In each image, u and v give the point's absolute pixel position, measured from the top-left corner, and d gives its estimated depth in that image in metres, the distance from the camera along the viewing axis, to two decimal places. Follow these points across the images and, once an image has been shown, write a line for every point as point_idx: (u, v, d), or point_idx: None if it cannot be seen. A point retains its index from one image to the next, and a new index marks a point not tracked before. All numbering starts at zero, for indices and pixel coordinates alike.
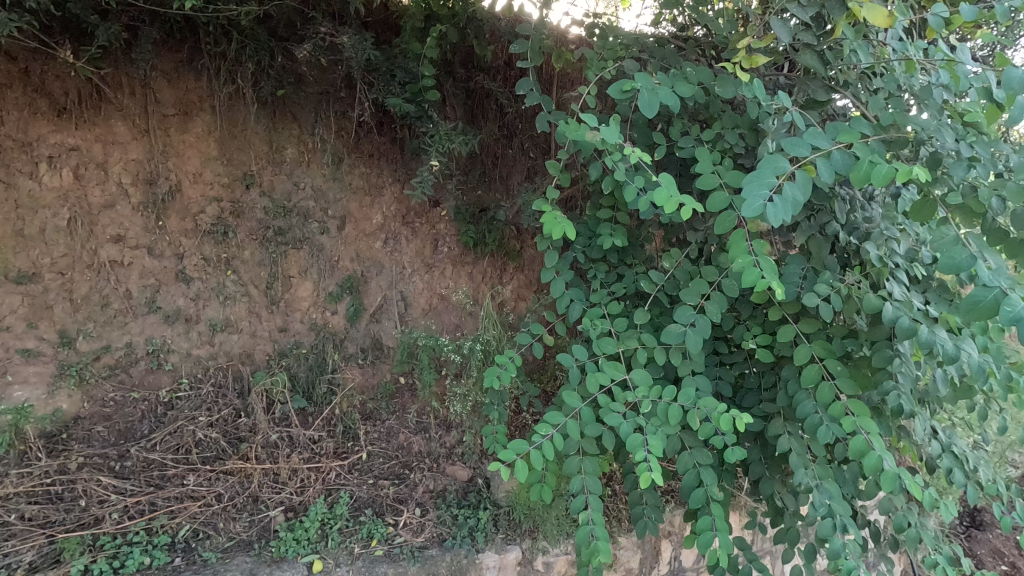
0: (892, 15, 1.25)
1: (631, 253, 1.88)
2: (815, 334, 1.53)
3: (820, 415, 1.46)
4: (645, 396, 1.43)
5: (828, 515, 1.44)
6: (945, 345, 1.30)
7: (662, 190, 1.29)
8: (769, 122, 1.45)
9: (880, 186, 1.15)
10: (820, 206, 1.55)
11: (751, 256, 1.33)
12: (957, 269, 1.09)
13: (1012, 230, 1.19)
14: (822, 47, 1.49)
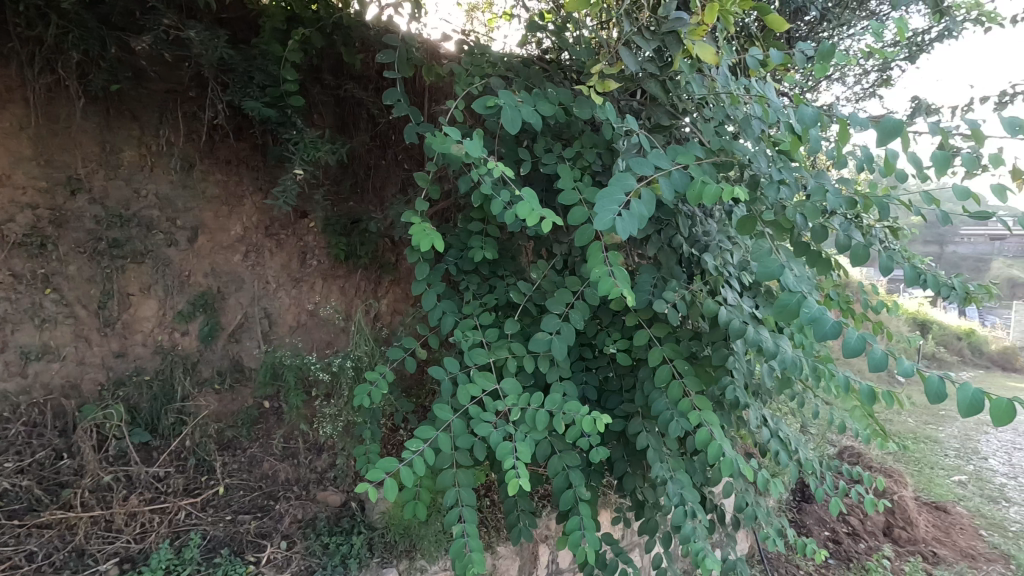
0: (719, 54, 1.43)
1: (502, 265, 1.93)
2: (666, 338, 1.68)
3: (671, 411, 1.59)
4: (514, 404, 1.46)
5: (680, 503, 1.57)
6: (767, 343, 1.49)
7: (524, 203, 1.33)
8: (621, 142, 1.57)
9: (711, 204, 1.29)
10: (667, 221, 1.72)
11: (608, 266, 1.42)
12: (771, 276, 1.26)
13: (812, 244, 1.40)
14: (663, 78, 1.66)
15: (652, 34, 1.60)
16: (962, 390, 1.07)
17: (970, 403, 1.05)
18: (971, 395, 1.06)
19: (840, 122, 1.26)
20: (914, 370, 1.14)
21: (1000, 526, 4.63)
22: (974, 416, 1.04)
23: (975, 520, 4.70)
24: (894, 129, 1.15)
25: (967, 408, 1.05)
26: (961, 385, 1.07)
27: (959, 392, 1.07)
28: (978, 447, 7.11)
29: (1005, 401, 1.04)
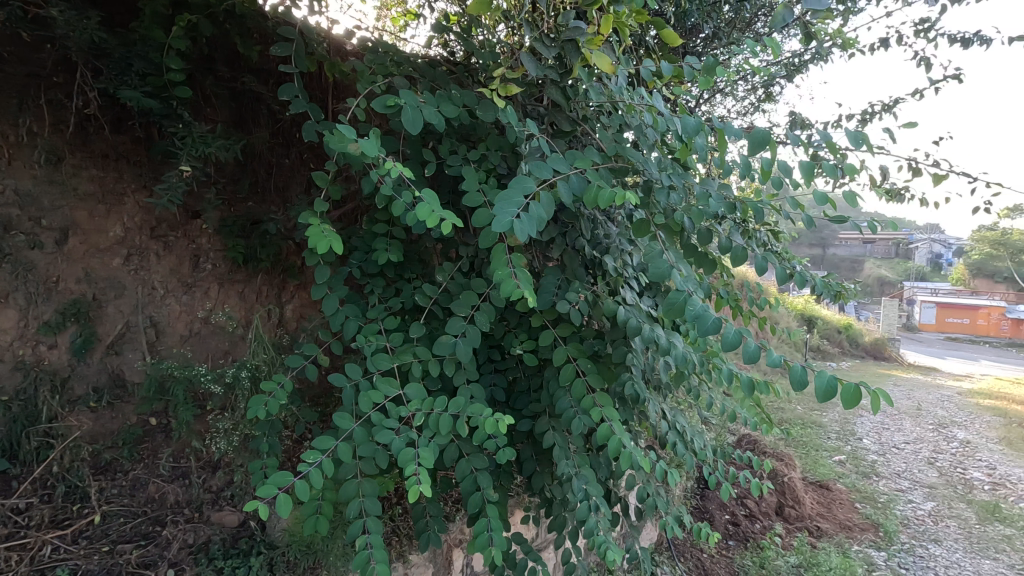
0: (614, 64, 1.49)
1: (409, 268, 1.90)
2: (570, 337, 1.72)
3: (574, 409, 1.64)
4: (418, 410, 1.44)
5: (585, 498, 1.61)
6: (662, 339, 1.57)
7: (425, 205, 1.31)
8: (523, 146, 1.59)
9: (606, 207, 1.33)
10: (570, 224, 1.77)
11: (510, 268, 1.43)
12: (661, 277, 1.33)
13: (698, 247, 1.49)
14: (564, 84, 1.72)
15: (552, 41, 1.64)
16: (820, 376, 1.18)
17: (827, 389, 1.17)
18: (828, 381, 1.17)
19: (718, 132, 1.36)
20: (781, 360, 1.25)
21: (871, 499, 5.19)
22: (829, 401, 1.15)
23: (851, 495, 5.23)
24: (763, 140, 1.26)
25: (824, 393, 1.16)
26: (819, 372, 1.19)
27: (817, 379, 1.18)
28: (853, 429, 7.94)
29: (854, 386, 1.16)
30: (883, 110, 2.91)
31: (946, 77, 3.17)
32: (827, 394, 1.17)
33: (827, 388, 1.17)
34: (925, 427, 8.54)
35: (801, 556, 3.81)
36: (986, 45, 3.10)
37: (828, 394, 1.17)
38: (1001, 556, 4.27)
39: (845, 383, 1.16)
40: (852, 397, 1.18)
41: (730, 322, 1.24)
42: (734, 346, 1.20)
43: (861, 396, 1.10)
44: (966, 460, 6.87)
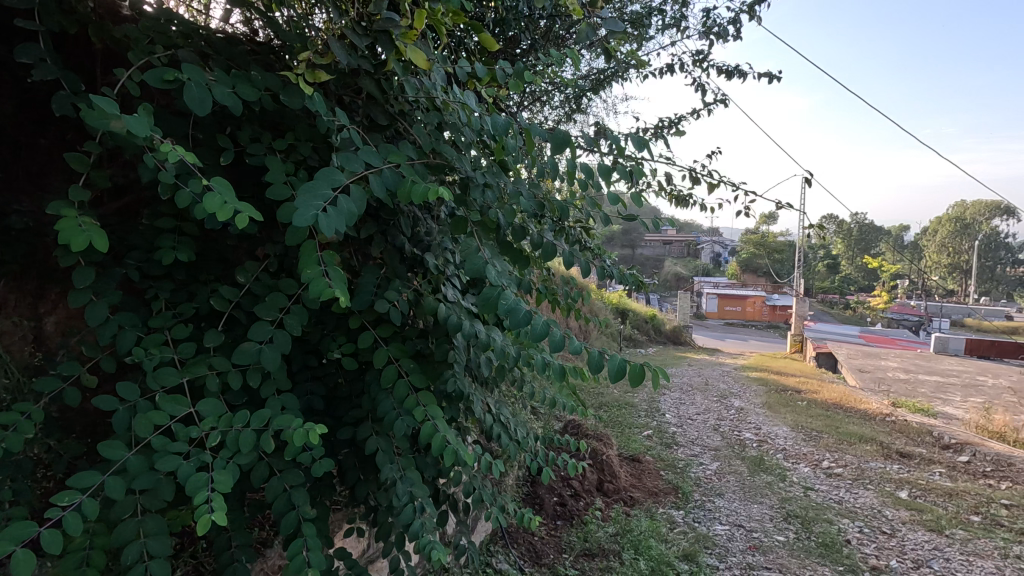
0: (429, 60, 1.47)
1: (204, 269, 1.67)
2: (391, 337, 1.67)
3: (397, 411, 1.59)
4: (213, 428, 1.26)
5: (409, 501, 1.56)
6: (481, 334, 1.60)
7: (214, 195, 1.16)
8: (334, 137, 1.50)
9: (419, 202, 1.30)
10: (389, 222, 1.72)
11: (322, 267, 1.33)
12: (476, 272, 1.36)
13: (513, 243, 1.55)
14: (377, 76, 1.66)
15: (364, 30, 1.57)
16: (612, 360, 1.29)
17: (618, 370, 1.28)
18: (619, 364, 1.29)
19: (525, 132, 1.44)
20: (582, 347, 1.34)
21: (672, 466, 5.97)
22: (620, 381, 1.26)
23: (657, 464, 5.97)
24: (562, 141, 1.37)
25: (615, 374, 1.27)
26: (612, 356, 1.30)
27: (611, 362, 1.29)
28: (658, 406, 9.07)
29: (639, 366, 1.29)
30: (670, 126, 3.35)
31: (715, 102, 3.76)
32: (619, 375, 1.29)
33: (619, 370, 1.29)
34: (711, 399, 10.10)
35: (617, 525, 4.22)
36: (742, 79, 3.75)
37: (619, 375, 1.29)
38: (765, 499, 5.23)
39: (632, 364, 1.28)
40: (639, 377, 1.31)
41: (539, 314, 1.31)
42: (542, 337, 1.26)
43: (644, 374, 1.22)
44: (740, 424, 8.27)
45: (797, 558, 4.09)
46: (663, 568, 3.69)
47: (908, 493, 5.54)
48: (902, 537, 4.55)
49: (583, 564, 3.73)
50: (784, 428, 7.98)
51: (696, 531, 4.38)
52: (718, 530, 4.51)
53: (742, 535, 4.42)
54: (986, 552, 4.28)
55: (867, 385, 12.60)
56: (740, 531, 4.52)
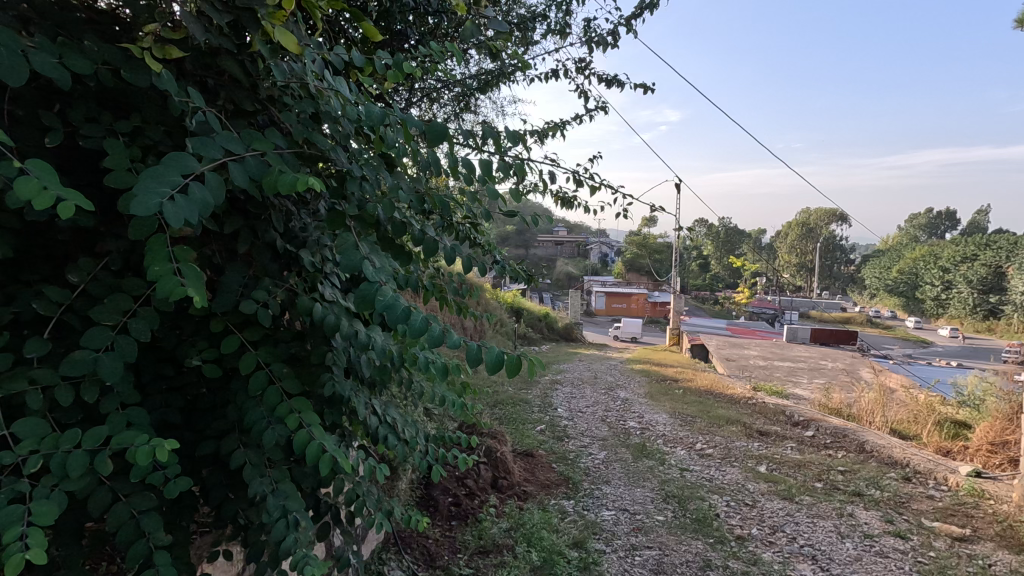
0: (300, 44, 1.37)
1: (26, 267, 1.43)
2: (260, 341, 1.54)
3: (267, 420, 1.47)
4: (32, 452, 1.08)
5: (282, 516, 1.45)
6: (360, 334, 1.52)
7: (29, 179, 0.99)
8: (189, 121, 1.35)
9: (287, 194, 1.21)
10: (257, 216, 1.58)
11: (173, 264, 1.19)
12: (352, 268, 1.30)
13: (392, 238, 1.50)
14: (242, 57, 1.51)
15: (224, 6, 1.43)
16: (491, 353, 1.30)
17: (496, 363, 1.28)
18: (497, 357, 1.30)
19: (400, 123, 1.44)
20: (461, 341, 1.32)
21: (563, 458, 6.19)
22: (498, 373, 1.26)
23: (549, 457, 6.15)
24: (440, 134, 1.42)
25: (494, 367, 1.27)
26: (491, 349, 1.30)
27: (489, 355, 1.29)
28: (550, 401, 9.36)
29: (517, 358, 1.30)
30: (554, 129, 3.45)
31: (596, 109, 3.95)
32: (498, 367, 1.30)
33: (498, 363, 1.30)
34: (599, 391, 10.61)
35: (511, 520, 4.29)
36: (620, 88, 3.96)
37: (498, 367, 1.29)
38: (646, 483, 5.59)
39: (509, 356, 1.29)
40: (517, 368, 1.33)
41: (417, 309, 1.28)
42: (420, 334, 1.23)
43: (521, 365, 1.24)
44: (625, 414, 8.78)
45: (675, 534, 4.42)
46: (554, 557, 3.81)
47: (766, 467, 6.21)
48: (761, 506, 5.08)
49: (477, 562, 3.74)
50: (663, 415, 8.59)
51: (585, 519, 4.57)
52: (606, 515, 4.74)
53: (627, 519, 4.69)
54: (827, 513, 4.91)
55: (733, 372, 13.97)
56: (625, 514, 4.78)
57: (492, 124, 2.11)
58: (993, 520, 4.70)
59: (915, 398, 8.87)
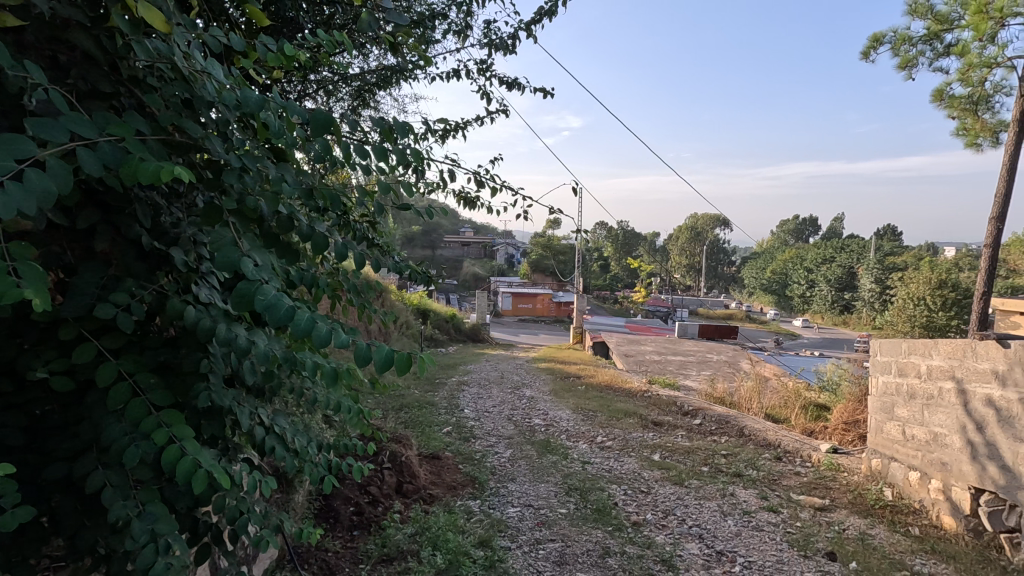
0: (167, 23, 1.25)
1: None
2: (122, 350, 1.39)
3: (131, 436, 1.32)
4: None
5: (150, 541, 1.31)
6: (241, 339, 1.41)
7: None
8: (30, 100, 1.18)
9: (148, 184, 1.10)
10: (119, 211, 1.42)
11: (6, 262, 1.03)
12: (230, 265, 1.22)
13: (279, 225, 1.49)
14: (98, 33, 1.35)
15: None
16: (380, 351, 1.27)
17: (385, 361, 1.26)
18: (386, 355, 1.27)
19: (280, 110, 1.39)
20: (349, 340, 1.28)
21: (470, 458, 6.18)
22: (388, 372, 1.24)
23: (455, 459, 6.12)
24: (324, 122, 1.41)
25: (383, 365, 1.25)
26: (380, 348, 1.28)
27: (378, 353, 1.27)
28: (457, 402, 9.32)
29: (407, 355, 1.29)
30: (455, 129, 3.44)
31: (497, 111, 3.99)
32: (387, 366, 1.27)
33: (387, 361, 1.28)
34: (505, 390, 10.74)
35: (416, 525, 4.21)
36: (521, 91, 4.03)
37: (387, 365, 1.27)
38: (550, 478, 5.74)
39: (399, 354, 1.28)
40: (407, 366, 1.31)
41: (301, 309, 1.22)
42: (305, 334, 1.17)
43: (411, 362, 1.23)
44: (530, 411, 8.96)
45: (576, 526, 4.57)
46: (460, 558, 3.79)
47: (659, 455, 6.62)
48: (655, 492, 5.40)
49: (380, 571, 3.63)
50: (567, 411, 8.88)
51: (491, 518, 4.59)
52: (511, 512, 4.80)
53: (531, 514, 4.78)
54: (712, 494, 5.32)
55: (631, 367, 14.76)
56: (529, 510, 4.86)
57: (388, 120, 2.05)
58: (846, 490, 5.34)
59: (785, 385, 9.88)
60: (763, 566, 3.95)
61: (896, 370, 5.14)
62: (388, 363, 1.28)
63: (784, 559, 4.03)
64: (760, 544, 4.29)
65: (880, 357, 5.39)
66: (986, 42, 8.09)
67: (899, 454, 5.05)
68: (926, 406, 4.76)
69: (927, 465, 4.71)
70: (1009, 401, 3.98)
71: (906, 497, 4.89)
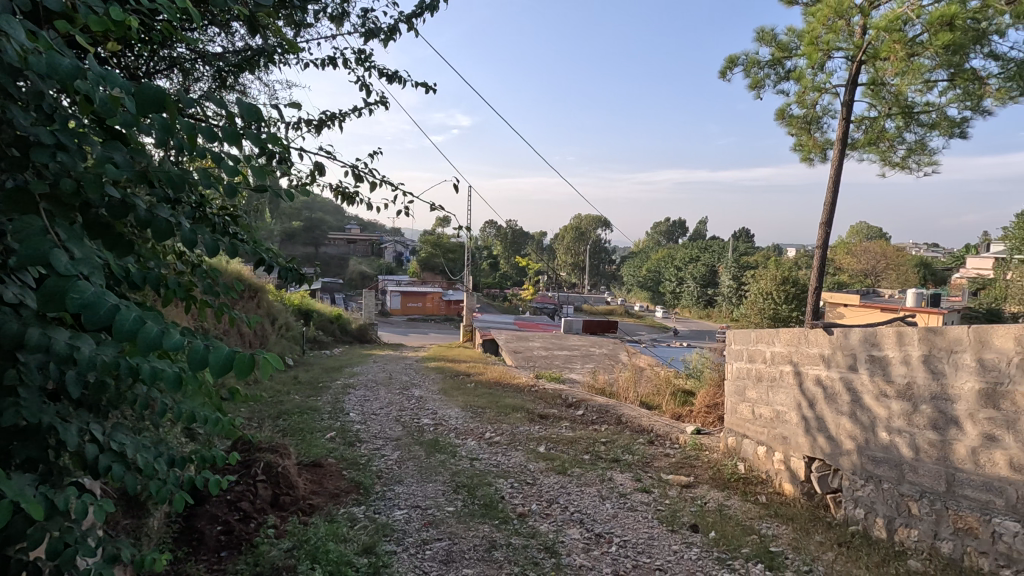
0: None
1: None
2: None
3: None
4: None
5: None
6: (59, 344, 1.23)
7: None
8: None
9: None
10: None
11: None
12: (37, 260, 1.07)
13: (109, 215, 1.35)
14: None
15: None
16: (218, 354, 1.21)
17: (224, 364, 1.20)
18: (226, 357, 1.21)
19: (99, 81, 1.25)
20: (183, 342, 1.20)
21: (354, 463, 5.94)
22: (225, 375, 1.19)
23: (339, 465, 5.85)
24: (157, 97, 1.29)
25: (220, 369, 1.19)
26: (218, 350, 1.21)
27: (216, 356, 1.21)
28: (342, 406, 8.93)
29: (249, 358, 1.23)
30: (330, 120, 3.28)
31: (377, 103, 3.86)
32: (225, 370, 1.21)
33: (226, 364, 1.21)
34: (394, 392, 10.49)
35: (294, 539, 3.96)
36: (401, 84, 3.94)
37: (225, 368, 1.21)
38: (439, 476, 5.69)
39: (239, 356, 1.22)
40: (248, 368, 1.25)
41: (127, 308, 1.11)
42: (129, 334, 1.06)
43: (251, 365, 1.19)
44: (419, 411, 8.84)
45: (463, 522, 4.57)
46: (342, 568, 3.61)
47: (545, 447, 6.84)
48: (540, 483, 5.57)
49: None
50: (456, 409, 8.88)
51: (376, 523, 4.46)
52: (397, 516, 4.68)
53: (418, 515, 4.71)
54: (592, 481, 5.61)
55: (519, 363, 15.11)
56: (416, 511, 4.79)
57: (245, 101, 1.88)
58: (707, 466, 5.90)
59: (658, 374, 10.69)
60: (636, 543, 4.23)
61: (747, 357, 5.78)
62: (228, 366, 1.22)
63: (654, 535, 4.36)
64: (635, 523, 4.60)
65: (734, 345, 6.02)
66: (816, 70, 9.34)
67: (750, 432, 5.67)
68: (770, 387, 5.39)
69: (772, 440, 5.33)
70: (832, 379, 4.60)
71: (756, 470, 5.51)
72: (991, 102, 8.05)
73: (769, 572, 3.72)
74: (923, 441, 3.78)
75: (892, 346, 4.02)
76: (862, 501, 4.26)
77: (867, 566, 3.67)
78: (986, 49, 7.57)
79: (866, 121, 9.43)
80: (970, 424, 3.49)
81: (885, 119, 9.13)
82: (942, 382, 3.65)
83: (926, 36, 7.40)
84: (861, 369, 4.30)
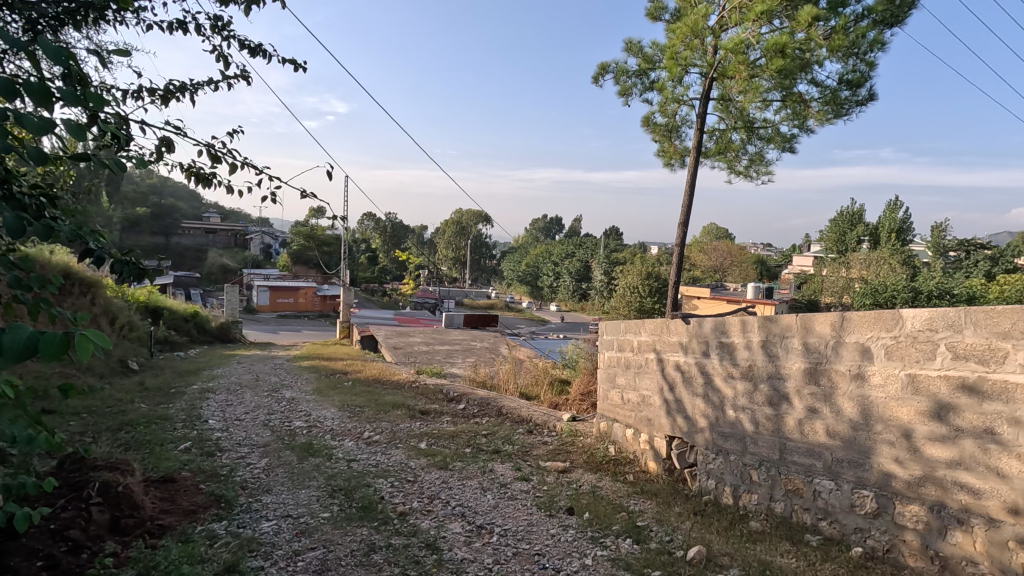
0: None
1: None
2: None
3: None
4: None
5: None
6: None
7: None
8: None
9: None
10: None
11: None
12: None
13: None
14: None
15: None
16: (16, 336, 1.07)
17: (25, 347, 1.07)
18: (27, 340, 1.08)
19: None
20: None
21: (214, 475, 5.39)
22: (24, 359, 1.04)
23: (196, 478, 5.26)
24: None
25: (18, 353, 1.05)
26: (17, 331, 1.07)
27: (14, 340, 1.07)
28: (200, 412, 8.08)
29: (57, 337, 1.09)
30: (179, 91, 2.91)
31: (237, 76, 3.51)
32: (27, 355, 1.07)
33: (29, 347, 1.07)
34: (261, 394, 9.71)
35: (139, 566, 3.50)
36: (266, 59, 3.61)
37: (29, 352, 1.07)
38: (312, 482, 5.36)
39: (44, 337, 1.08)
40: (60, 349, 1.10)
41: None
42: None
43: (56, 344, 1.05)
44: (290, 414, 8.28)
45: (339, 528, 4.34)
46: None
47: (426, 442, 6.76)
48: (421, 480, 5.49)
49: None
50: (332, 409, 8.45)
51: (240, 538, 4.08)
52: (265, 528, 4.33)
53: (289, 525, 4.40)
54: (473, 473, 5.64)
55: (400, 358, 14.77)
56: (287, 521, 4.47)
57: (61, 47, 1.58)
58: (582, 451, 6.22)
59: (536, 365, 11.06)
60: (516, 531, 4.33)
61: (617, 346, 6.17)
62: (32, 349, 1.08)
63: (533, 521, 4.49)
64: (515, 511, 4.70)
65: (606, 335, 6.39)
66: (676, 83, 10.22)
67: (620, 416, 6.08)
68: (637, 373, 5.81)
69: (639, 422, 5.76)
70: (689, 365, 5.07)
71: (624, 451, 5.92)
72: (813, 122, 9.38)
73: (636, 545, 4.01)
74: (762, 416, 4.29)
75: (737, 333, 4.52)
76: (713, 473, 4.75)
77: (717, 531, 4.10)
78: (810, 75, 8.81)
79: (717, 132, 10.52)
80: (798, 399, 4.03)
81: (732, 132, 10.26)
82: (777, 363, 4.17)
83: (764, 60, 8.42)
84: (712, 355, 4.78)
